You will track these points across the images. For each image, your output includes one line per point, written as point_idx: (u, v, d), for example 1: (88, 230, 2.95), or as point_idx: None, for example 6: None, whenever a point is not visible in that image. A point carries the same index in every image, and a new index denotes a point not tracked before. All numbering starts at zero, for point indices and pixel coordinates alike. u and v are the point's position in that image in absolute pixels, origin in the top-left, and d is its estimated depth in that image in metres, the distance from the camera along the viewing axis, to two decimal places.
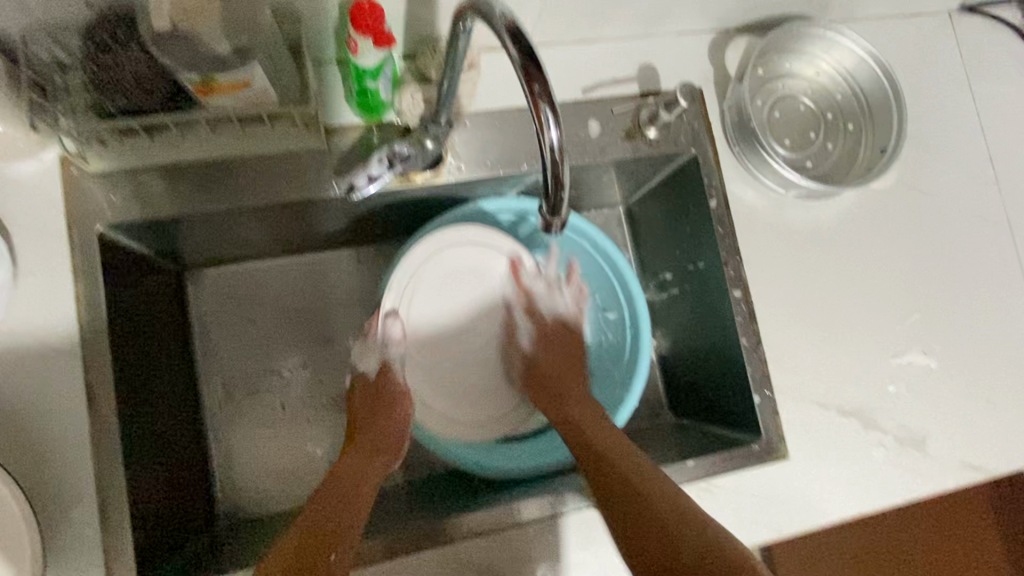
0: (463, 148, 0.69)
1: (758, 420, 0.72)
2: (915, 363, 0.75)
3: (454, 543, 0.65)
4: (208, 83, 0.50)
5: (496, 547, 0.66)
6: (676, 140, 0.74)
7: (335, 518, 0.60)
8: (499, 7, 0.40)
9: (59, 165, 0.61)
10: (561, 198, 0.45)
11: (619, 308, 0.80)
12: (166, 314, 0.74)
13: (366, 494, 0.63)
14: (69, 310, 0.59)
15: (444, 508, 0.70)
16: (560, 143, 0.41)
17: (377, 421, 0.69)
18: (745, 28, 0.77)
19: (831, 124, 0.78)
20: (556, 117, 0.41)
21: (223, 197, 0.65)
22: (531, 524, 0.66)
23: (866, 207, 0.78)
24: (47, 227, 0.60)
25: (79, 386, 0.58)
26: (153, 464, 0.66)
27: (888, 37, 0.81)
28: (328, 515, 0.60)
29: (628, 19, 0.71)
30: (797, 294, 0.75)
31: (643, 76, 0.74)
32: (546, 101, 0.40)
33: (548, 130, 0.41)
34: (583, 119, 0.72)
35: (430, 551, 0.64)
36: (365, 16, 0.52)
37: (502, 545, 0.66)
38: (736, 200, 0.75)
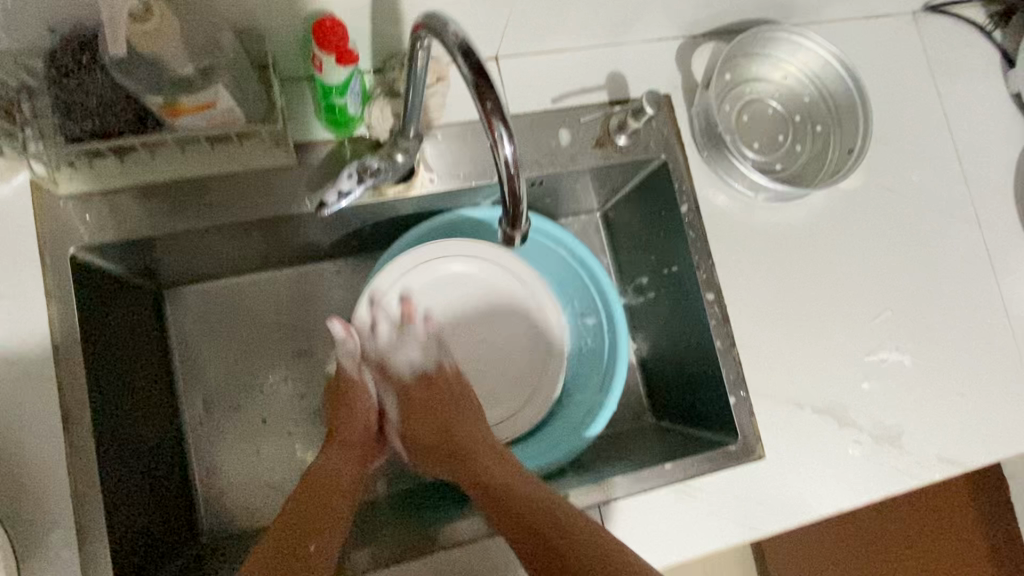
0: (434, 160, 0.70)
1: (735, 420, 0.72)
2: (888, 359, 0.76)
3: (435, 553, 0.65)
4: (173, 105, 0.51)
5: (477, 555, 0.66)
6: (646, 147, 0.75)
7: (314, 520, 0.63)
8: (451, 26, 0.41)
9: (30, 189, 0.61)
10: (521, 210, 0.46)
11: (597, 313, 0.81)
12: (143, 333, 0.75)
13: (344, 496, 0.66)
14: (43, 333, 0.60)
15: (427, 517, 0.70)
16: (516, 159, 0.42)
17: (350, 419, 0.72)
18: (711, 34, 0.78)
19: (800, 126, 0.79)
20: (509, 132, 0.41)
21: (196, 215, 0.65)
22: None
23: (836, 207, 0.79)
24: (19, 250, 0.60)
25: (54, 408, 0.59)
26: (133, 483, 0.66)
27: (853, 39, 0.82)
28: (308, 517, 0.63)
29: (594, 29, 0.72)
30: (770, 295, 0.76)
31: (611, 84, 0.75)
32: (499, 117, 0.41)
33: (503, 146, 0.41)
34: (553, 128, 0.73)
35: (411, 562, 0.65)
36: (328, 34, 0.53)
37: (483, 553, 0.66)
38: (706, 204, 0.76)
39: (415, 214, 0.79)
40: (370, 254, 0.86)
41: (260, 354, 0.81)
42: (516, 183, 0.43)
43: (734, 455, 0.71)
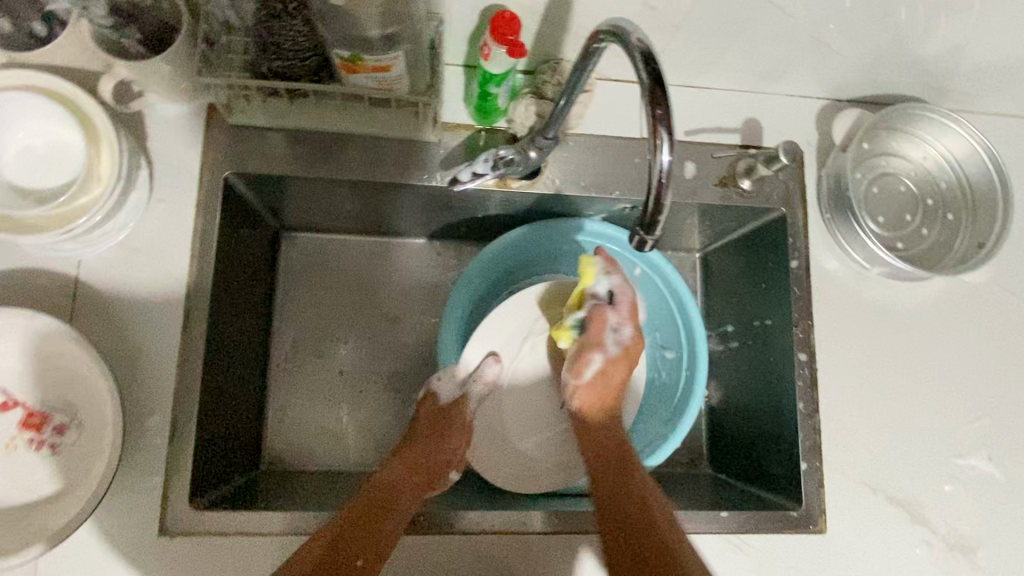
0: (562, 165, 0.73)
1: (801, 488, 0.70)
2: (978, 468, 0.72)
3: (469, 535, 0.66)
4: (355, 61, 0.56)
5: (511, 546, 0.67)
6: (768, 197, 0.75)
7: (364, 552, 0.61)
8: (635, 32, 0.44)
9: (206, 112, 0.68)
10: (658, 219, 0.46)
11: (678, 348, 0.82)
12: (258, 266, 0.81)
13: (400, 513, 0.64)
14: (186, 241, 0.66)
15: (471, 501, 0.73)
16: (670, 168, 0.44)
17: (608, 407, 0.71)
18: (856, 102, 0.78)
19: (931, 210, 0.77)
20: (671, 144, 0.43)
21: (337, 167, 0.71)
22: (545, 534, 0.67)
23: (952, 299, 0.76)
24: (183, 164, 0.67)
25: (179, 310, 0.64)
26: (219, 397, 0.70)
27: (1005, 135, 0.80)
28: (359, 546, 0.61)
29: (744, 73, 0.73)
30: (864, 371, 0.73)
31: (747, 129, 0.76)
32: (665, 126, 0.43)
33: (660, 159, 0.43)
34: (681, 159, 0.74)
35: (448, 537, 0.66)
36: (505, 26, 0.56)
37: (517, 545, 0.67)
38: (816, 266, 0.75)
39: (527, 213, 0.82)
40: (473, 243, 0.90)
41: (352, 310, 0.86)
42: (660, 196, 0.45)
43: (794, 521, 0.69)
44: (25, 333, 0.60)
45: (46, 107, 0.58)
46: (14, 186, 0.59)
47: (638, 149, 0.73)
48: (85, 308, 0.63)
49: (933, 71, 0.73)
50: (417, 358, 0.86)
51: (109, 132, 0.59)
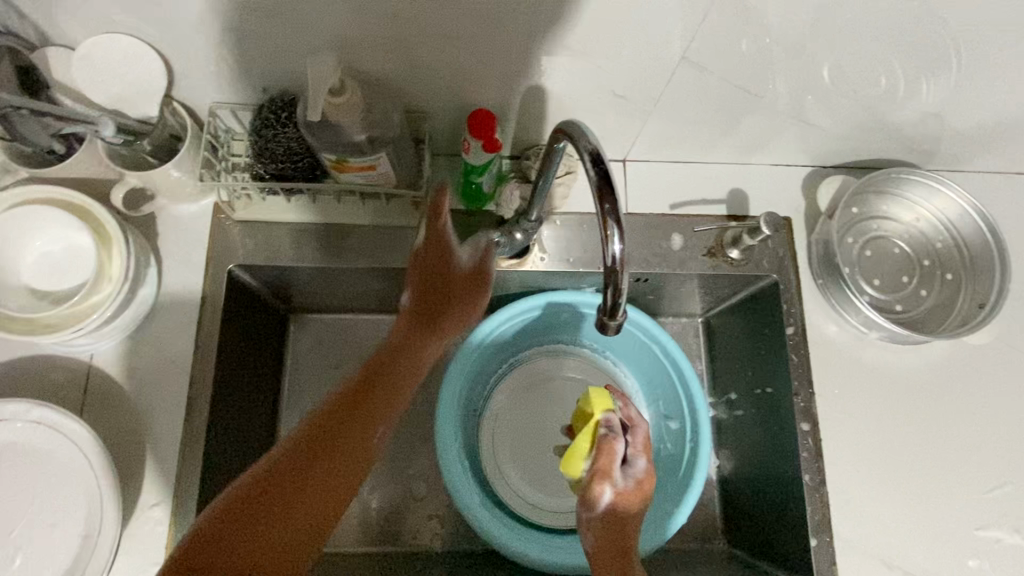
0: (551, 243, 0.76)
1: (813, 567, 0.66)
2: (1004, 541, 0.68)
3: None
4: (341, 163, 0.59)
5: None
6: (758, 264, 0.75)
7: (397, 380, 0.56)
8: (586, 135, 0.46)
9: (212, 210, 0.72)
10: (620, 299, 0.47)
11: (681, 418, 0.82)
12: (264, 350, 0.82)
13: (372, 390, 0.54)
14: (191, 331, 0.69)
15: None
16: (623, 255, 0.44)
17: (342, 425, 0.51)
18: (840, 168, 0.79)
19: (928, 271, 0.76)
20: (622, 233, 0.44)
21: (340, 258, 0.73)
22: None
23: (960, 360, 0.73)
24: (192, 260, 0.71)
25: (183, 399, 0.67)
26: (221, 484, 0.71)
27: (996, 194, 0.79)
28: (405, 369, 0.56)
29: (724, 146, 0.76)
30: (872, 437, 0.71)
31: (732, 201, 0.77)
32: (614, 218, 0.44)
33: (613, 244, 0.44)
34: (666, 232, 0.76)
35: None
36: (480, 125, 0.61)
37: None
38: (815, 330, 0.74)
39: (523, 289, 0.84)
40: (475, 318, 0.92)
41: None
42: (618, 277, 0.45)
43: None
44: (21, 439, 0.61)
45: (62, 214, 0.62)
46: (31, 288, 0.63)
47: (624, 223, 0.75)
48: (95, 399, 0.66)
49: (917, 136, 0.74)
50: (421, 435, 0.87)
51: (117, 232, 0.63)
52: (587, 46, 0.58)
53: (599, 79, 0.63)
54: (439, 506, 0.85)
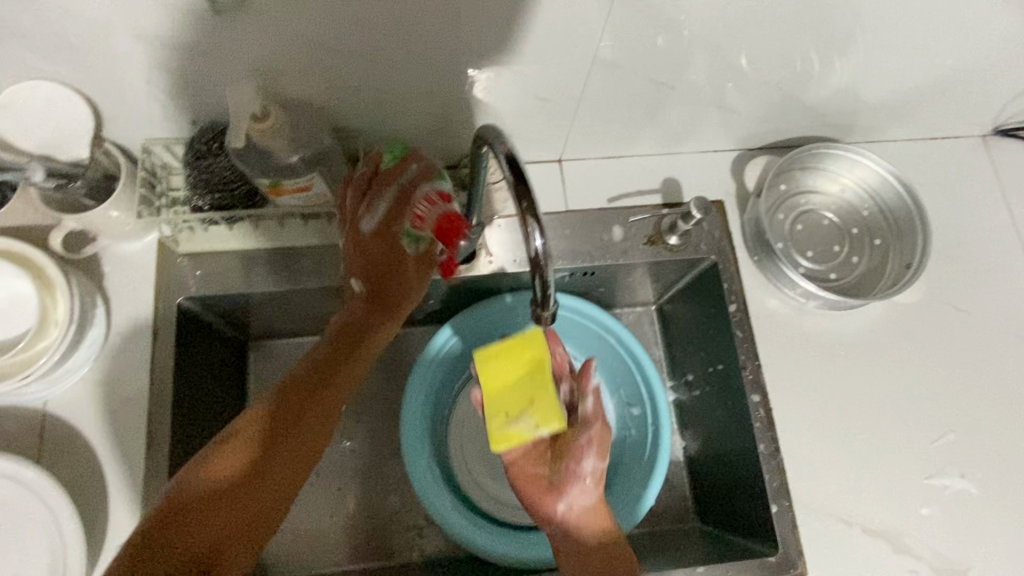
0: (495, 246, 0.78)
1: (776, 532, 0.68)
2: (952, 487, 0.71)
3: None
4: (276, 186, 0.61)
5: None
6: (697, 247, 0.78)
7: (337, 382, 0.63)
8: (502, 140, 0.48)
9: (156, 247, 0.72)
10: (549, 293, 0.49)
11: (643, 404, 0.83)
12: (227, 380, 0.83)
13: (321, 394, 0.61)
14: (145, 367, 0.69)
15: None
16: (545, 250, 0.47)
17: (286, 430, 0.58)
18: (766, 149, 0.83)
19: (857, 238, 0.80)
20: (542, 230, 0.47)
21: (290, 280, 0.75)
22: None
23: (895, 319, 0.77)
24: (140, 296, 0.71)
25: (142, 435, 0.67)
26: None
27: (914, 160, 0.84)
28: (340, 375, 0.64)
29: (653, 138, 0.79)
30: (820, 401, 0.74)
31: (666, 189, 0.80)
32: (533, 216, 0.46)
33: (533, 238, 0.46)
34: (606, 225, 0.78)
35: None
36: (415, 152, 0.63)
37: None
38: (757, 305, 0.77)
39: (476, 294, 0.86)
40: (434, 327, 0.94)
41: None
42: (542, 264, 0.48)
43: (775, 567, 0.67)
44: None
45: (1, 262, 0.62)
46: None
47: (565, 220, 0.78)
48: (52, 444, 0.66)
49: (831, 112, 0.78)
50: (391, 447, 0.88)
51: (60, 275, 0.63)
52: (503, 54, 0.60)
53: (521, 84, 0.65)
54: (416, 516, 0.85)
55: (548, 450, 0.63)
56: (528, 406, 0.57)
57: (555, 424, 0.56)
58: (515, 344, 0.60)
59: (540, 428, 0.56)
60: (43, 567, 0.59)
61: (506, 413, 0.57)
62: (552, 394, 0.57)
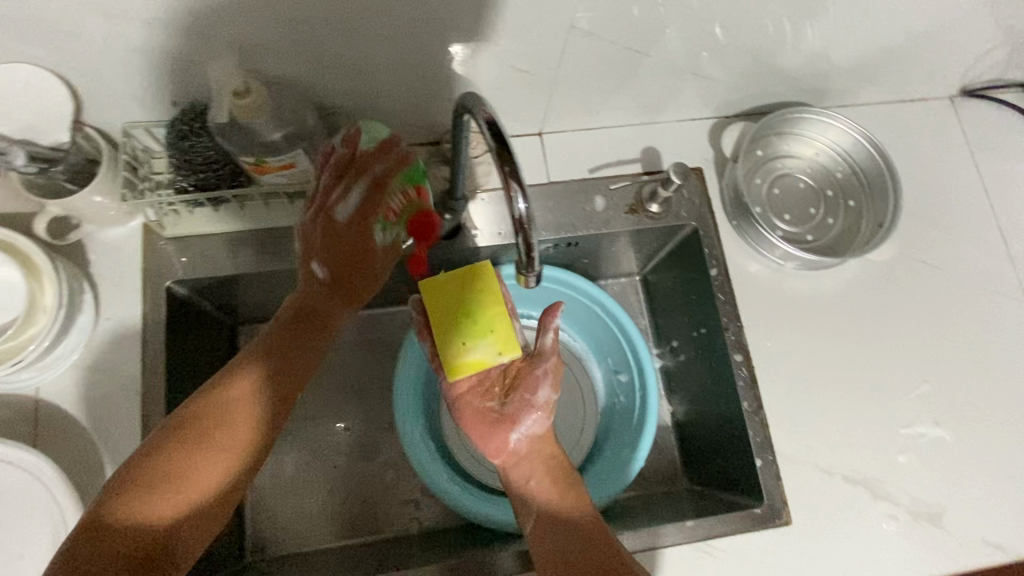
0: (479, 220, 0.79)
1: (761, 485, 0.71)
2: (928, 435, 0.74)
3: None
4: (259, 164, 0.61)
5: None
6: (678, 214, 0.80)
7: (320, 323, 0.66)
8: (483, 106, 0.49)
9: (142, 231, 0.73)
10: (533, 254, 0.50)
11: (629, 370, 0.85)
12: (219, 364, 0.84)
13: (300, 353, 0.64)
14: (136, 352, 0.70)
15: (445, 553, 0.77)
16: (529, 212, 0.47)
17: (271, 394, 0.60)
18: (742, 116, 0.85)
19: (832, 200, 0.82)
20: (525, 192, 0.47)
21: (278, 261, 0.75)
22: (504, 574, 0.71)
23: (870, 277, 0.80)
24: (128, 282, 0.72)
25: (136, 417, 0.68)
26: None
27: (885, 123, 0.86)
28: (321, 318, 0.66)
29: (631, 108, 0.80)
30: (800, 358, 0.76)
31: (646, 159, 0.82)
32: (515, 179, 0.47)
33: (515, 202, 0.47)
34: (588, 195, 0.80)
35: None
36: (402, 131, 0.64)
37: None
38: (737, 269, 0.79)
39: None
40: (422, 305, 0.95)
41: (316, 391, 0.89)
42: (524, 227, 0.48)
43: (761, 518, 0.70)
44: None
45: None
46: None
47: (548, 193, 0.79)
48: (48, 429, 0.66)
49: (804, 77, 0.79)
50: (386, 423, 0.90)
51: (46, 260, 0.63)
52: (480, 27, 0.61)
53: (499, 57, 0.66)
54: (412, 489, 0.87)
55: (500, 384, 0.64)
56: (488, 335, 0.62)
57: (515, 352, 0.61)
58: (470, 274, 0.63)
59: (501, 354, 0.61)
60: (46, 548, 0.60)
61: (465, 342, 0.61)
62: (507, 322, 0.62)
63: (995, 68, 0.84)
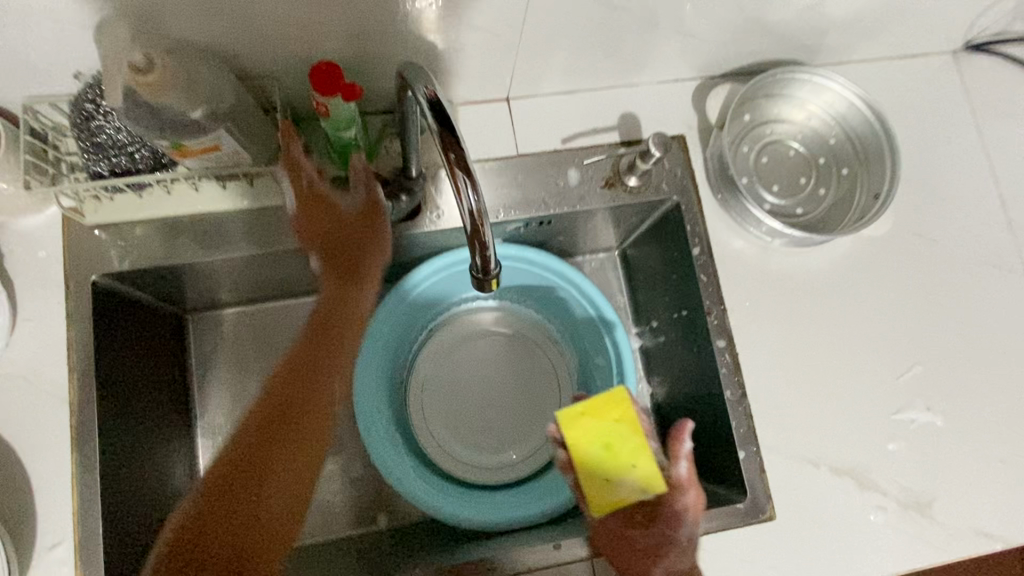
0: (441, 198, 0.71)
1: (744, 478, 0.67)
2: (919, 420, 0.70)
3: None
4: (179, 148, 0.53)
5: None
6: (658, 188, 0.73)
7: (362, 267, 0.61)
8: (424, 82, 0.42)
9: (61, 220, 0.65)
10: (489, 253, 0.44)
11: (605, 354, 0.79)
12: (164, 359, 0.77)
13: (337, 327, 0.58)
14: (62, 356, 0.63)
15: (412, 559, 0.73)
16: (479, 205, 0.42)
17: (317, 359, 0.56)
18: (728, 76, 0.77)
19: (824, 169, 0.76)
20: (474, 183, 0.41)
21: (215, 249, 0.67)
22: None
23: (863, 253, 0.74)
24: (48, 277, 0.64)
25: (66, 429, 0.62)
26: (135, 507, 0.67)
27: (883, 81, 0.79)
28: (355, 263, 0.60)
29: (606, 70, 0.72)
30: (788, 342, 0.71)
31: (624, 126, 0.75)
32: (462, 169, 0.41)
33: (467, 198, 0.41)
34: (561, 168, 0.72)
35: None
36: (326, 77, 0.54)
37: None
38: (722, 247, 0.73)
39: (428, 250, 0.80)
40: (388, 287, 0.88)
41: None
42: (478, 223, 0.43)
43: (742, 514, 0.66)
44: None
45: None
46: None
47: (515, 167, 0.72)
48: None
49: (797, 33, 0.72)
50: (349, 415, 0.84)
51: None
52: None
53: (455, 15, 0.58)
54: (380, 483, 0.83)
55: (640, 512, 0.60)
56: (633, 468, 0.56)
57: (660, 486, 0.58)
58: (605, 403, 0.57)
59: (648, 489, 0.56)
60: None
61: (608, 478, 0.56)
62: (650, 456, 0.56)
63: (1004, 19, 0.76)
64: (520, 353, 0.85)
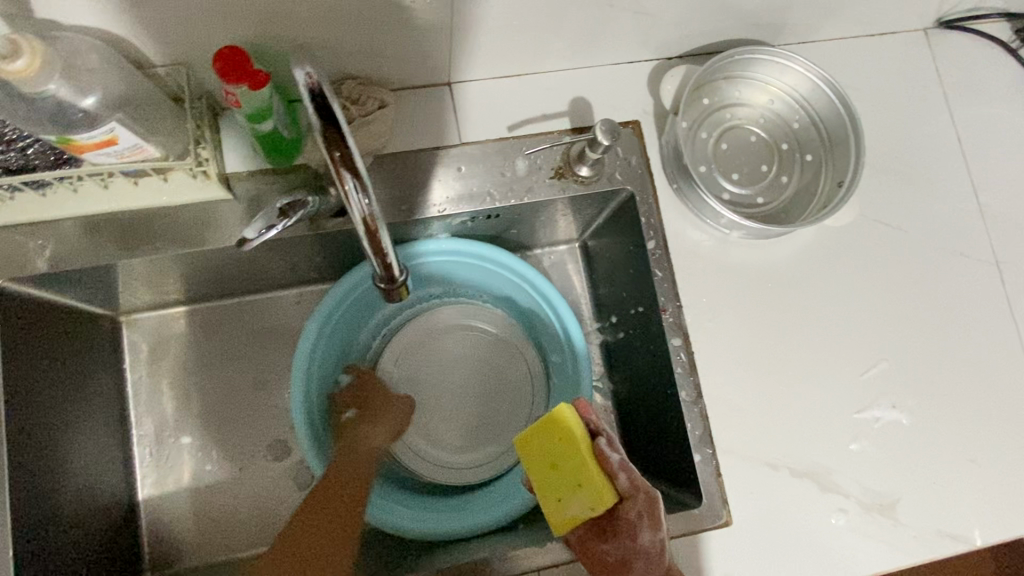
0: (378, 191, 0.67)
1: (699, 483, 0.63)
2: (882, 419, 0.67)
3: None
4: (69, 142, 0.48)
5: None
6: (610, 178, 0.69)
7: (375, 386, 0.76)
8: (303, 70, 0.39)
9: None
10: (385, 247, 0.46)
11: (561, 351, 0.76)
12: (93, 365, 0.74)
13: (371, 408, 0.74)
14: None
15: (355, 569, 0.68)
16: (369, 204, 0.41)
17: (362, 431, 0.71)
18: (687, 58, 0.73)
19: (787, 156, 0.72)
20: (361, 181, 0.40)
21: (130, 250, 0.63)
22: None
23: (827, 244, 0.71)
24: None
25: None
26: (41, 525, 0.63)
27: (850, 61, 0.75)
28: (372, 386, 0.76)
29: (553, 52, 0.68)
30: (747, 339, 0.68)
31: (574, 112, 0.70)
32: (349, 168, 0.40)
33: (356, 199, 0.41)
34: (508, 158, 0.68)
35: None
36: (231, 65, 0.50)
37: None
38: (678, 240, 0.69)
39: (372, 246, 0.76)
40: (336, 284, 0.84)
41: (214, 388, 0.80)
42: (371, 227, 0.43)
43: (697, 521, 0.63)
44: None
45: None
46: None
47: (457, 156, 0.67)
48: None
49: (758, 10, 0.67)
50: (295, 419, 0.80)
51: None
52: None
53: None
54: None
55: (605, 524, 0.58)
56: (581, 486, 0.58)
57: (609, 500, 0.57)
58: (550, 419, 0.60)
59: (597, 509, 0.57)
60: None
61: (560, 498, 0.58)
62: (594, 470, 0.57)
63: None
64: (470, 344, 0.82)
